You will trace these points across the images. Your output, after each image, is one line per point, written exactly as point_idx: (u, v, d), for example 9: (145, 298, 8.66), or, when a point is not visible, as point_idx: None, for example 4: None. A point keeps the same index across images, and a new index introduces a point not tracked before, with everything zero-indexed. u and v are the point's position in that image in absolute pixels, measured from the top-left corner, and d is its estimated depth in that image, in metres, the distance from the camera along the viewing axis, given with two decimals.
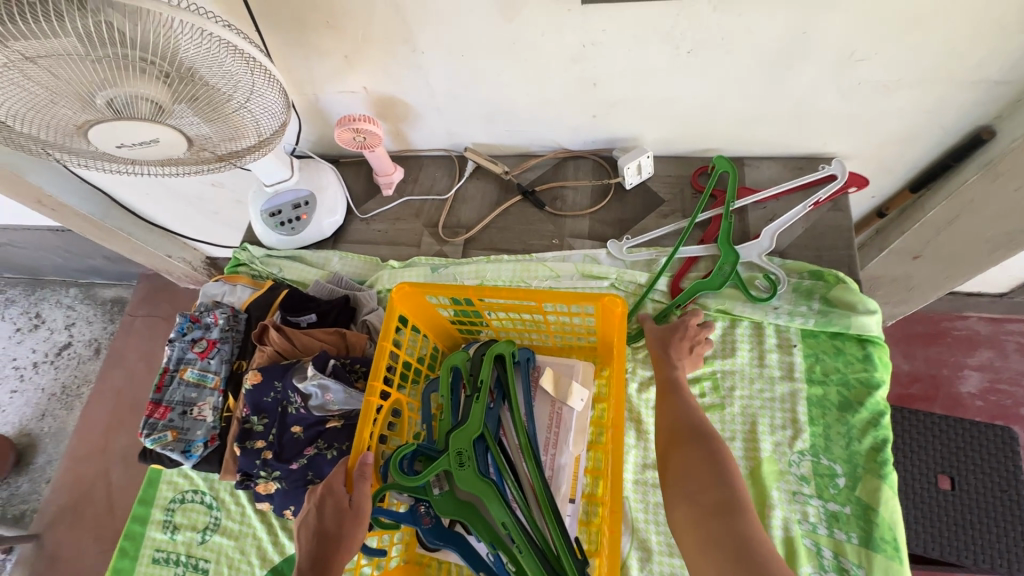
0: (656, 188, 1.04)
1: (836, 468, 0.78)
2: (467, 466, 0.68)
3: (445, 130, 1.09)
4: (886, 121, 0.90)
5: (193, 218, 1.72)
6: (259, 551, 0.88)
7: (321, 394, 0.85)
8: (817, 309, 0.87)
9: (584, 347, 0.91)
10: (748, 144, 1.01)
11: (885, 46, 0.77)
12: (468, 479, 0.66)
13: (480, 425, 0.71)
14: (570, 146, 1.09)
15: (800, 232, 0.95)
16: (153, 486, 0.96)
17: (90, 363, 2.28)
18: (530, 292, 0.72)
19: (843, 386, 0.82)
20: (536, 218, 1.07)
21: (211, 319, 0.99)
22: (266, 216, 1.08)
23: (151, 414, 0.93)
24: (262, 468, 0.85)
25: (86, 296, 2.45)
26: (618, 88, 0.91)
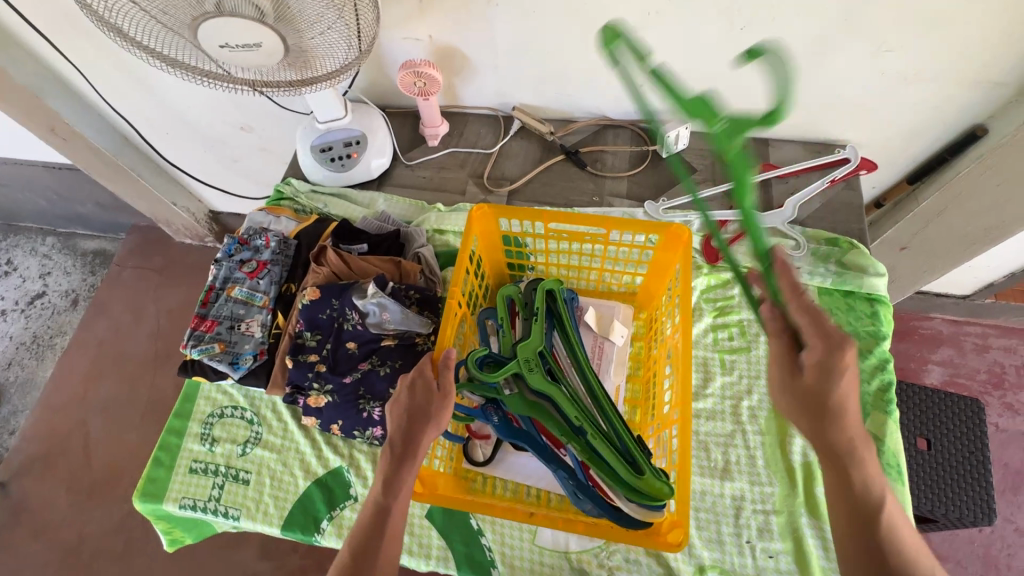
0: (689, 159, 1.13)
1: None
2: (535, 370, 0.73)
3: (497, 87, 1.15)
4: (897, 113, 1.03)
5: (208, 166, 1.70)
6: (302, 464, 0.91)
7: (378, 312, 0.89)
8: (834, 271, 0.97)
9: (624, 292, 0.98)
10: (775, 126, 1.11)
11: (910, 39, 0.88)
12: (540, 380, 0.72)
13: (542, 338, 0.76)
14: (611, 114, 1.17)
15: (817, 206, 1.06)
16: (189, 401, 0.96)
17: (67, 313, 2.18)
18: (601, 219, 0.78)
19: (854, 337, 0.93)
20: (578, 176, 1.14)
21: (261, 242, 1.01)
22: (317, 151, 1.11)
23: (196, 326, 0.94)
24: (314, 381, 0.88)
25: (66, 246, 2.35)
26: (670, 59, 1.00)
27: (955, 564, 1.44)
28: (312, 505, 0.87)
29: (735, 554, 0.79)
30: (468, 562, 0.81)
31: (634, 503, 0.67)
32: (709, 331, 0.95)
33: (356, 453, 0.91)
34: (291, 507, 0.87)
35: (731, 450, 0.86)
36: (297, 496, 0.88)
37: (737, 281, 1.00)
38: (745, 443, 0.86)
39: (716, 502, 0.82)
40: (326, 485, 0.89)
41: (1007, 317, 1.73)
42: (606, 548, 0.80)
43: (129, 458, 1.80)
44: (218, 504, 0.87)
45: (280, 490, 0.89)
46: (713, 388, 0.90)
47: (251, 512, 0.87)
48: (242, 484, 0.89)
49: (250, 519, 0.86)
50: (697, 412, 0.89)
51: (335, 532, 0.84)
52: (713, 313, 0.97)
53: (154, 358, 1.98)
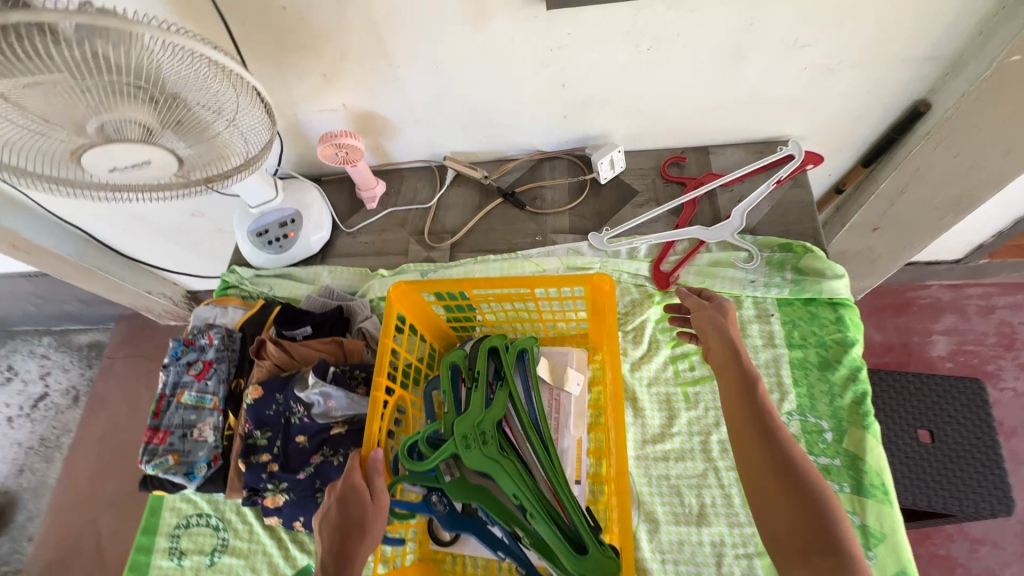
0: (629, 180, 1.10)
1: (823, 424, 0.82)
2: (474, 448, 0.70)
3: (424, 141, 1.13)
4: (832, 102, 0.98)
5: (172, 251, 1.71)
6: (270, 566, 0.88)
7: (323, 401, 0.86)
8: (790, 279, 0.92)
9: (576, 335, 0.95)
10: (711, 133, 1.07)
11: (824, 32, 0.84)
12: (477, 461, 0.69)
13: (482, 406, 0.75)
14: (545, 147, 1.14)
15: (767, 210, 1.01)
16: (155, 514, 0.95)
17: (70, 411, 2.21)
18: (523, 280, 0.75)
19: (821, 348, 0.88)
20: (519, 217, 1.11)
21: (204, 341, 0.99)
22: (253, 236, 1.10)
23: (150, 440, 0.93)
24: (269, 481, 0.86)
25: (62, 344, 2.39)
26: (586, 88, 0.97)
27: (992, 547, 1.36)
28: None
29: None
30: None
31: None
32: (669, 363, 0.91)
33: None
34: None
35: (705, 492, 0.81)
36: None
37: None
38: (720, 482, 0.81)
39: (695, 551, 0.78)
40: None
41: (1007, 273, 1.64)
42: None
43: None
44: None
45: None
46: (679, 426, 0.86)
47: None
48: None
49: None
50: (666, 455, 0.85)
51: None
52: (671, 343, 0.92)
53: None
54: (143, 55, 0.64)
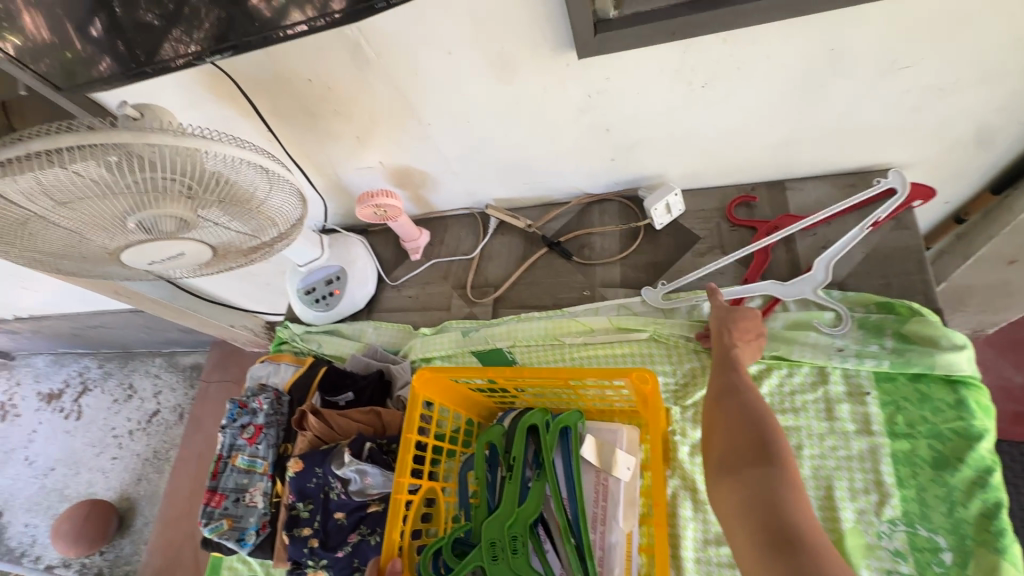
0: (689, 224, 0.97)
1: (939, 540, 0.66)
2: (500, 559, 0.67)
3: (465, 190, 1.09)
4: (948, 125, 0.79)
5: (249, 290, 1.82)
6: None
7: (360, 478, 0.84)
8: (891, 349, 0.75)
9: (626, 409, 0.85)
10: (788, 167, 0.92)
11: (932, 49, 0.67)
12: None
13: (513, 508, 0.70)
14: (593, 190, 1.04)
15: (860, 258, 0.84)
16: (215, 572, 0.98)
17: (176, 428, 2.45)
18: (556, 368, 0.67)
19: (934, 440, 0.71)
20: (565, 269, 1.02)
21: (256, 403, 1.02)
22: (302, 294, 1.12)
23: (207, 502, 0.96)
24: (310, 557, 0.85)
25: (169, 364, 2.65)
26: (633, 130, 0.87)
27: None
28: None
29: None
30: None
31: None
32: None
33: None
34: None
35: None
36: None
37: (764, 378, 0.81)
38: None
39: None
40: None
41: None
42: None
43: None
44: None
45: None
46: None
47: None
48: None
49: None
50: (732, 560, 0.73)
51: None
52: None
53: None
54: (171, 155, 0.64)
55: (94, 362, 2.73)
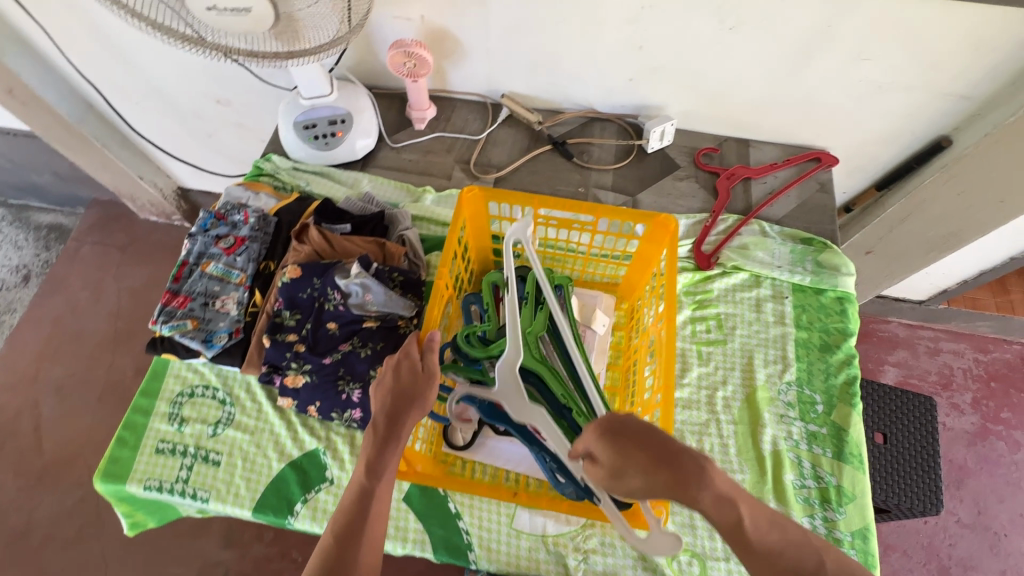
0: (674, 155, 1.15)
1: (816, 397, 0.91)
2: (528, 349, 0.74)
3: (487, 74, 1.15)
4: (874, 120, 1.07)
5: (179, 139, 1.64)
6: (277, 446, 0.88)
7: (361, 293, 0.88)
8: (811, 270, 1.01)
9: (607, 282, 1.00)
10: (756, 127, 1.15)
11: (887, 49, 0.92)
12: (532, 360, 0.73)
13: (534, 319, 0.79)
14: (600, 107, 1.18)
15: (793, 205, 1.10)
16: (158, 378, 0.92)
17: (16, 290, 2.09)
18: (592, 207, 0.79)
19: (824, 332, 0.97)
20: (564, 167, 1.14)
21: (239, 218, 0.98)
22: (300, 128, 1.08)
23: (168, 302, 0.90)
24: (293, 360, 0.86)
25: (18, 219, 2.24)
26: (661, 54, 1.02)
27: (902, 554, 1.51)
28: (287, 487, 0.85)
29: (706, 538, 0.81)
30: (445, 545, 0.81)
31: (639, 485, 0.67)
32: (688, 323, 0.98)
33: (333, 435, 0.89)
34: (264, 489, 0.84)
35: (705, 438, 0.88)
36: (270, 478, 0.85)
37: (719, 279, 1.02)
38: (720, 432, 0.89)
39: None
40: (301, 467, 0.86)
41: (957, 322, 1.81)
42: (582, 532, 0.82)
43: (84, 442, 1.71)
44: (185, 486, 0.84)
45: (253, 473, 0.86)
46: (690, 378, 0.93)
47: (221, 495, 0.84)
48: (212, 465, 0.86)
49: (220, 502, 0.83)
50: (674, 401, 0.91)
51: (309, 515, 0.83)
52: (692, 306, 0.99)
53: (115, 337, 1.89)
54: None
55: None
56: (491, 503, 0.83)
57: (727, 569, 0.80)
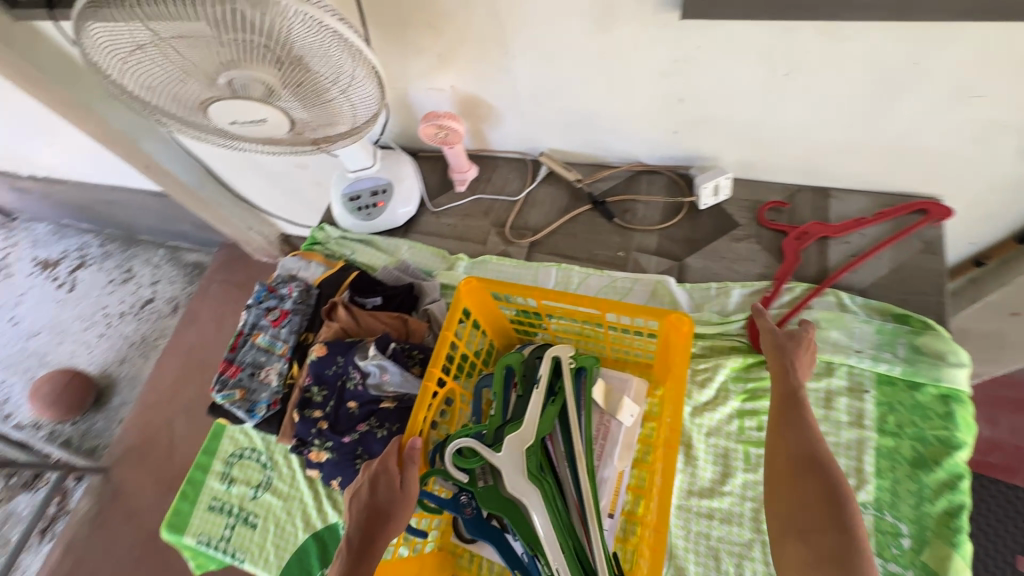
0: (732, 211, 1.01)
1: (901, 527, 0.73)
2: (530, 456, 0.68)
3: (524, 133, 1.11)
4: (1001, 163, 0.83)
5: (275, 196, 1.84)
6: (304, 516, 0.93)
7: (378, 373, 0.89)
8: (903, 358, 0.81)
9: (640, 363, 0.90)
10: (837, 175, 0.96)
11: (1006, 83, 0.72)
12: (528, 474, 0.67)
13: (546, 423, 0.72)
14: (647, 159, 1.08)
15: (885, 271, 0.90)
16: (216, 438, 1.03)
17: (168, 319, 2.53)
18: (596, 300, 0.71)
19: (918, 442, 0.77)
20: (604, 228, 1.07)
21: (286, 290, 1.06)
22: (346, 200, 1.14)
23: (223, 371, 1.00)
24: (317, 436, 0.90)
25: (172, 258, 2.71)
26: (705, 106, 0.90)
27: None
28: (308, 559, 0.89)
29: None
30: None
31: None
32: (736, 418, 0.84)
33: None
34: (290, 557, 0.89)
35: (746, 564, 0.75)
36: (296, 547, 0.90)
37: None
38: (764, 558, 0.75)
39: None
40: (322, 540, 0.90)
41: None
42: None
43: None
44: (227, 544, 0.93)
45: (282, 540, 0.91)
46: (731, 486, 0.80)
47: (254, 557, 0.91)
48: (249, 528, 0.94)
49: (252, 564, 0.90)
50: (710, 512, 0.79)
51: None
52: (741, 396, 0.85)
53: None
54: (274, 21, 0.66)
55: (94, 238, 2.89)
56: None
57: None
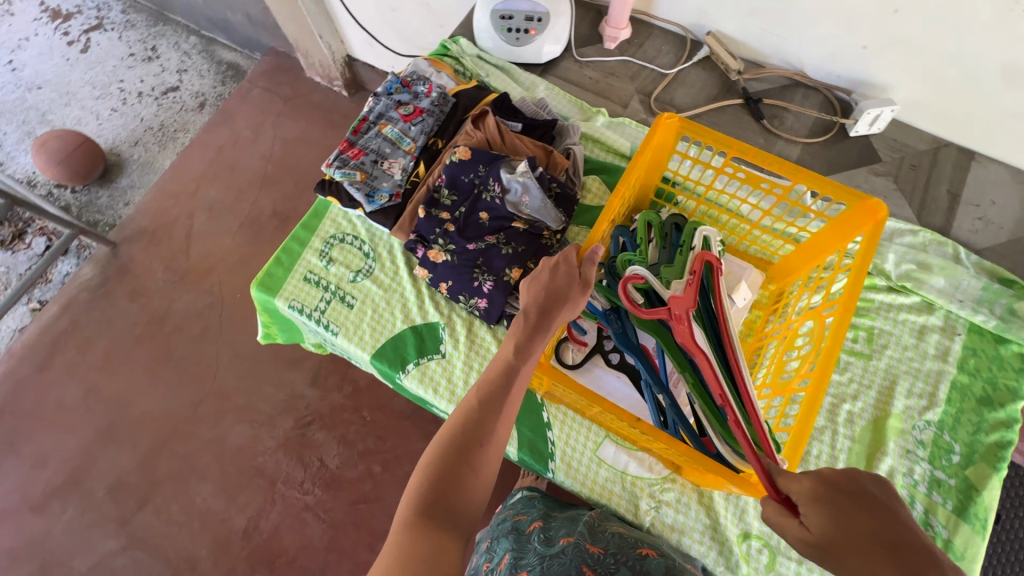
0: (878, 146, 1.02)
1: (955, 446, 0.83)
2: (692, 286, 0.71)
3: (699, 6, 1.04)
4: None
5: (364, 7, 1.69)
6: (404, 309, 0.95)
7: (519, 193, 0.90)
8: (999, 314, 0.88)
9: (761, 259, 0.94)
10: (992, 141, 0.98)
11: None
12: None
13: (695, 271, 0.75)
14: (810, 72, 1.05)
15: (1003, 239, 0.95)
16: (318, 217, 1.01)
17: (192, 113, 2.35)
18: (795, 169, 0.72)
19: (989, 385, 0.86)
20: (749, 127, 1.06)
21: (423, 89, 1.01)
22: (496, 17, 1.06)
23: (344, 151, 0.97)
24: (441, 237, 0.90)
25: (205, 50, 2.48)
26: (914, 27, 0.87)
27: None
28: (404, 346, 0.92)
29: (784, 534, 0.79)
30: (529, 446, 0.85)
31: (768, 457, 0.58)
32: None
33: (454, 316, 0.94)
34: (385, 341, 0.93)
35: (815, 443, 0.84)
36: (392, 333, 0.93)
37: (878, 288, 0.94)
38: (832, 442, 0.84)
39: None
40: (420, 334, 0.93)
41: None
42: (661, 483, 0.82)
43: (220, 259, 1.94)
44: (322, 316, 0.94)
45: (378, 325, 0.94)
46: None
47: (349, 333, 0.93)
48: (346, 307, 0.95)
49: (346, 339, 0.92)
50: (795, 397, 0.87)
51: (417, 377, 0.90)
52: None
53: (262, 179, 2.08)
54: None
55: (117, 1, 2.58)
56: (583, 427, 0.85)
57: (798, 571, 0.78)
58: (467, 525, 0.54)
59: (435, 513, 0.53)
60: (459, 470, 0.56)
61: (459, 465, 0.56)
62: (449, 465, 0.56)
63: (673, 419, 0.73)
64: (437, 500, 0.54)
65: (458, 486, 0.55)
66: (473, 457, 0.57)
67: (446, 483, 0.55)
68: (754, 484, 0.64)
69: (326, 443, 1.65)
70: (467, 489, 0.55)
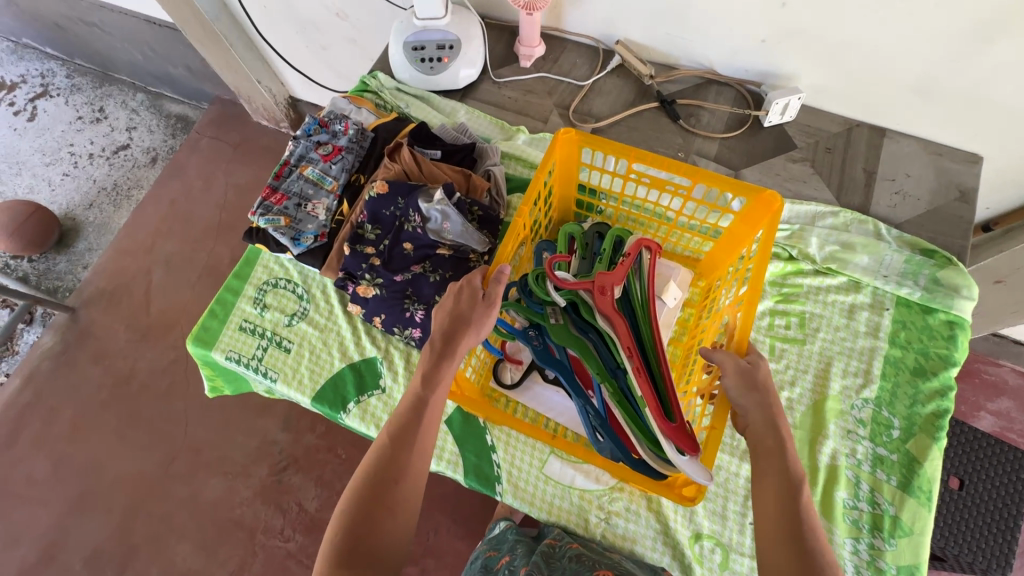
0: (793, 133, 1.05)
1: (894, 421, 0.84)
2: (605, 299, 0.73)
3: (604, 16, 1.06)
4: None
5: (296, 48, 1.70)
6: (341, 347, 0.95)
7: (440, 220, 0.90)
8: (923, 285, 0.89)
9: (687, 257, 0.94)
10: (899, 116, 1.00)
11: None
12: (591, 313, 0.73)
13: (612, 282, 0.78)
14: (720, 68, 1.08)
15: (921, 211, 0.97)
16: (250, 264, 1.01)
17: (144, 169, 2.34)
18: (690, 169, 0.74)
19: (921, 355, 0.87)
20: (667, 128, 1.07)
21: (340, 128, 1.02)
22: (409, 49, 1.08)
23: (267, 198, 0.96)
24: (367, 272, 0.90)
25: (153, 105, 2.48)
26: (803, 16, 0.90)
27: None
28: (344, 385, 0.92)
29: (735, 531, 0.79)
30: (476, 471, 0.84)
31: (685, 458, 0.65)
32: (767, 315, 0.94)
33: (392, 348, 0.94)
34: (325, 381, 0.92)
35: None
36: (331, 373, 0.93)
37: (808, 273, 0.95)
38: None
39: (729, 479, 0.82)
40: (359, 371, 0.93)
41: None
42: (609, 493, 0.82)
43: (182, 312, 1.93)
44: (260, 364, 0.93)
45: (316, 366, 0.93)
46: None
47: (288, 378, 0.92)
48: (283, 351, 0.94)
49: (285, 384, 0.92)
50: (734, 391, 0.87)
51: (359, 415, 0.89)
52: (775, 297, 0.95)
53: (218, 227, 2.07)
54: None
55: (61, 67, 2.59)
56: (528, 446, 0.85)
57: (751, 566, 0.77)
58: (389, 563, 0.56)
59: (351, 561, 0.55)
60: (374, 512, 0.57)
61: (373, 508, 0.57)
62: (365, 508, 0.57)
63: (601, 431, 0.73)
64: (353, 544, 0.55)
65: (374, 528, 0.57)
66: (387, 497, 0.58)
67: (362, 527, 0.56)
68: (676, 491, 0.68)
69: (303, 486, 1.63)
70: (383, 529, 0.57)
